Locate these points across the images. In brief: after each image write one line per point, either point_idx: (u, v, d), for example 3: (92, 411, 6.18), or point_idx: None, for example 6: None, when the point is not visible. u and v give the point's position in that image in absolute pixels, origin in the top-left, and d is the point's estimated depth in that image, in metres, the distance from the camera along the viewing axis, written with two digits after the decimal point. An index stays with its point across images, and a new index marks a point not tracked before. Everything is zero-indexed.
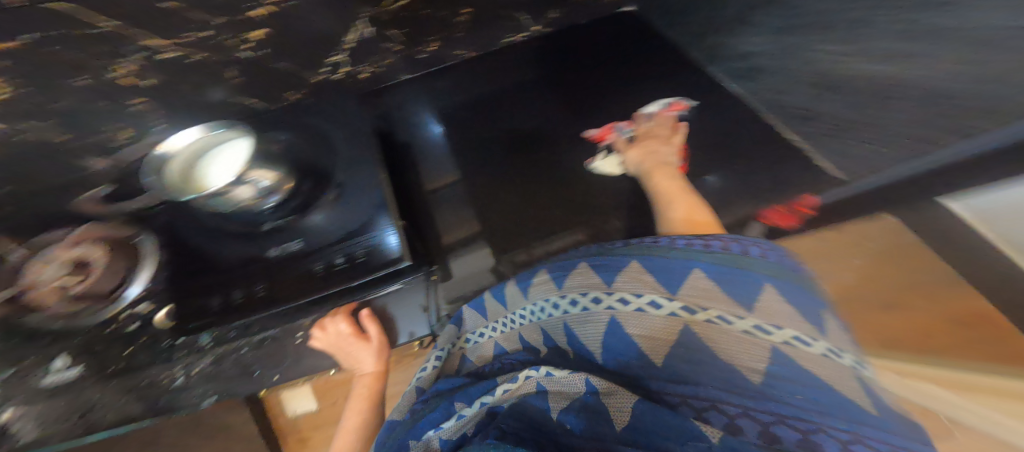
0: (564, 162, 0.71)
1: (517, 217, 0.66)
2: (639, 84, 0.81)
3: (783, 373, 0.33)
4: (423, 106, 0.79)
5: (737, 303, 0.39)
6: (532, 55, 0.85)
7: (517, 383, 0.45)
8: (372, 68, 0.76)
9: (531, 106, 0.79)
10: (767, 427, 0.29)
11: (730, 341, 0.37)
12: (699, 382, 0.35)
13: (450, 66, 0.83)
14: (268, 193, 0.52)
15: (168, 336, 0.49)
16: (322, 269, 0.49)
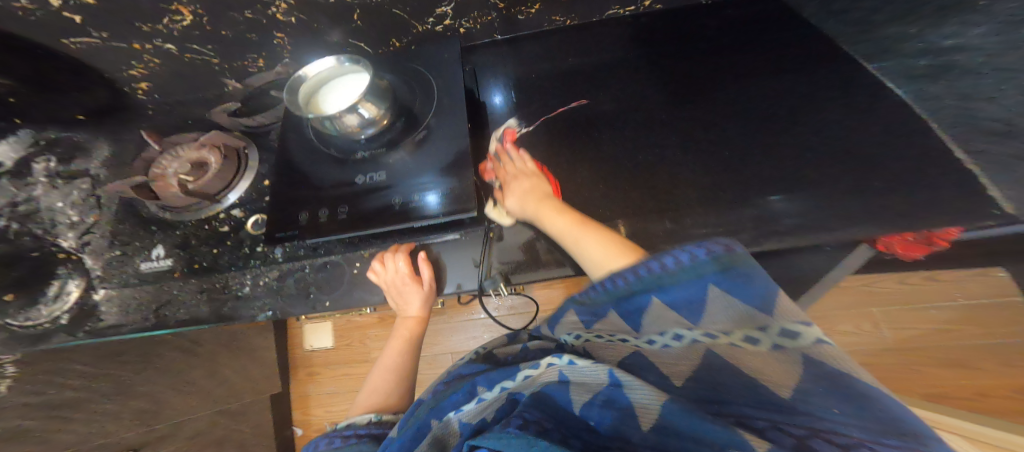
0: (646, 142, 0.60)
1: (586, 191, 0.58)
2: (775, 74, 0.61)
3: (818, 388, 0.28)
4: (507, 72, 0.72)
5: (756, 316, 0.33)
6: (640, 29, 0.71)
7: (539, 371, 0.42)
8: (471, 24, 0.69)
9: (626, 82, 0.67)
10: (802, 438, 0.25)
11: (754, 360, 0.32)
12: (724, 399, 0.31)
13: (547, 33, 0.74)
14: (368, 125, 0.54)
15: (250, 243, 0.62)
16: (400, 203, 0.51)
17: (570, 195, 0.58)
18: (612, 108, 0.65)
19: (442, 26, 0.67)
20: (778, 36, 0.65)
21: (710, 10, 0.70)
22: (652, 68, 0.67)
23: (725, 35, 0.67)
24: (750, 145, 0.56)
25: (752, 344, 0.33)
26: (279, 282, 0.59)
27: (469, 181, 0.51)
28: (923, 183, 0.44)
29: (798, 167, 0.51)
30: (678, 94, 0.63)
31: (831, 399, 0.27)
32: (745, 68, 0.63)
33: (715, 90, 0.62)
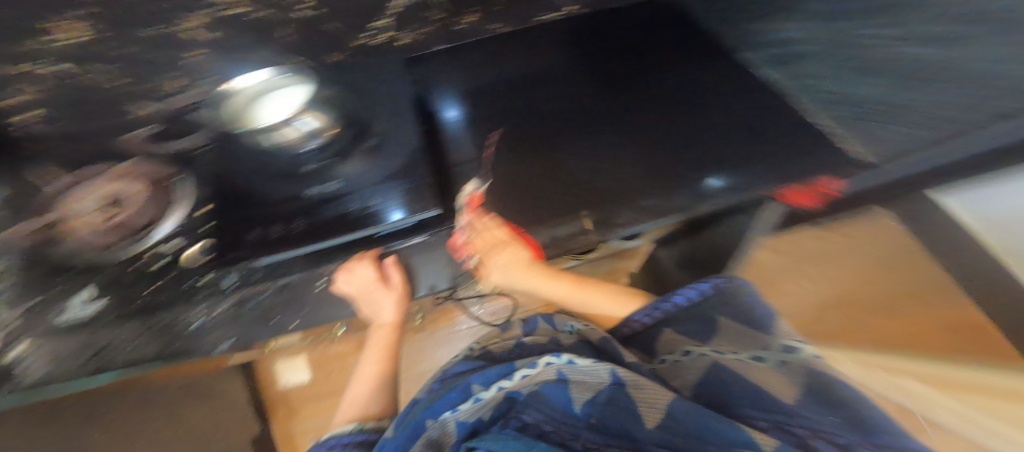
0: (587, 138, 0.65)
1: (537, 191, 0.61)
2: (677, 71, 0.71)
3: (810, 398, 0.42)
4: (450, 81, 0.71)
5: (758, 338, 0.50)
6: (566, 33, 0.75)
7: (534, 371, 0.51)
8: (415, 35, 0.70)
9: (558, 85, 0.71)
10: (802, 438, 0.38)
11: (762, 372, 0.46)
12: (735, 402, 0.44)
13: (485, 41, 0.75)
14: (312, 135, 0.57)
15: (190, 276, 0.51)
16: (357, 209, 0.53)
17: (525, 192, 0.61)
18: (554, 108, 0.68)
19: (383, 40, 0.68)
20: (670, 38, 0.75)
21: (621, 17, 0.77)
22: (583, 71, 0.71)
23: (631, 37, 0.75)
24: (681, 133, 0.63)
25: (758, 361, 0.48)
26: (234, 310, 0.52)
27: (426, 184, 0.55)
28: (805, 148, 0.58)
29: (713, 148, 0.60)
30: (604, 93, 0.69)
31: (823, 414, 0.40)
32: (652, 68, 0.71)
33: (634, 87, 0.69)
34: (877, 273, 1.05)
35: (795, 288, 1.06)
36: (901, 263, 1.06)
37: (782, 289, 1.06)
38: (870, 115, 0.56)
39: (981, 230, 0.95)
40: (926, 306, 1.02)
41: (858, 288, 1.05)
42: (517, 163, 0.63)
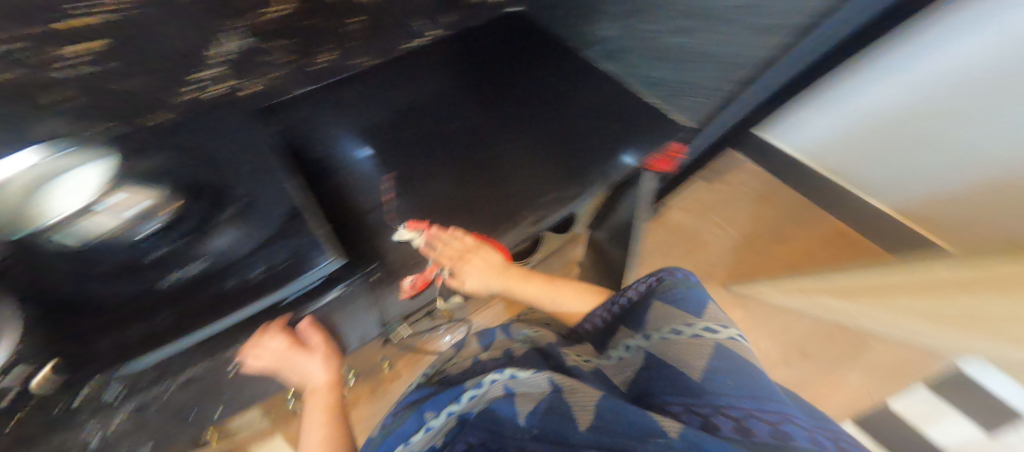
0: (514, 157, 0.55)
1: (485, 222, 0.50)
2: (570, 67, 0.64)
3: (721, 367, 0.39)
4: (321, 125, 0.55)
5: (682, 315, 0.47)
6: (436, 54, 0.63)
7: (482, 389, 0.43)
8: (258, 83, 0.51)
9: (455, 111, 0.59)
10: (707, 419, 0.35)
11: (682, 348, 0.43)
12: (659, 392, 0.41)
13: (352, 78, 0.60)
14: (148, 218, 0.34)
15: (57, 404, 0.29)
16: (287, 262, 0.38)
17: (452, 226, 0.49)
18: (457, 128, 0.57)
19: (211, 90, 0.46)
20: (546, 37, 0.67)
21: (484, 28, 0.67)
22: (465, 90, 0.61)
23: (507, 44, 0.66)
24: (591, 125, 0.58)
25: (678, 335, 0.45)
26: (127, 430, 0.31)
27: (327, 232, 0.41)
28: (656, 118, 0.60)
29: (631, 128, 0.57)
30: (507, 109, 0.59)
31: (732, 387, 0.37)
32: (538, 68, 0.64)
33: (533, 93, 0.61)
34: (761, 206, 1.20)
35: (706, 242, 1.12)
36: (768, 195, 1.22)
37: (696, 245, 1.12)
38: (686, 89, 0.58)
39: (806, 159, 1.16)
40: (799, 226, 1.17)
41: (752, 226, 1.16)
42: (447, 205, 0.51)
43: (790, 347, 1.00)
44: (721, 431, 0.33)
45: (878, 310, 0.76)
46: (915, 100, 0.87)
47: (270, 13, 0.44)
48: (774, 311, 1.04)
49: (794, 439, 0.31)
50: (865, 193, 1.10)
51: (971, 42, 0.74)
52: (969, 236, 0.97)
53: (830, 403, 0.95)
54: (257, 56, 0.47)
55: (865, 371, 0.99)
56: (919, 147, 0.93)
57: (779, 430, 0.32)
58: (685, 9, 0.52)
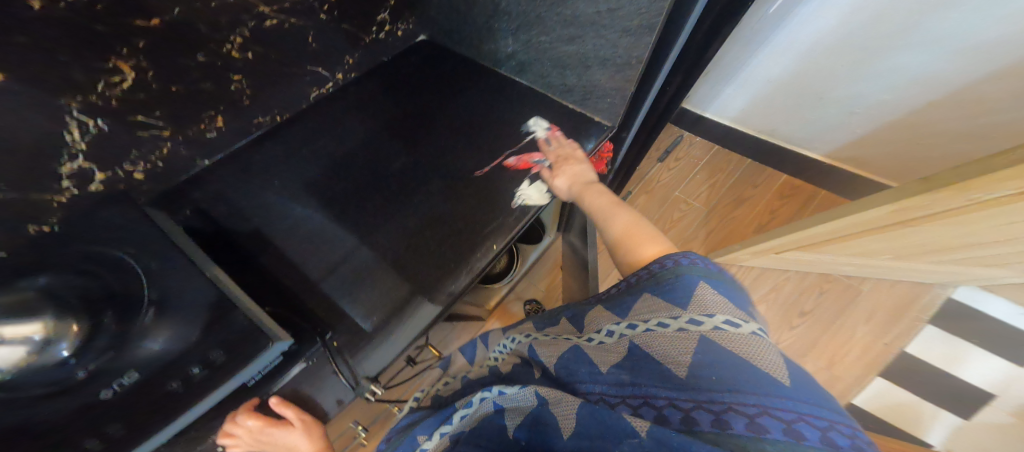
0: (450, 188, 0.54)
1: (432, 262, 0.49)
2: (490, 84, 0.62)
3: (709, 361, 0.28)
4: (256, 193, 0.52)
5: (668, 305, 0.33)
6: (356, 98, 0.61)
7: (472, 408, 0.36)
8: (147, 163, 0.47)
9: (380, 154, 0.57)
10: (688, 413, 0.27)
11: (668, 344, 0.31)
12: (640, 380, 0.31)
13: (264, 140, 0.56)
14: (53, 344, 0.30)
15: None
16: (222, 358, 0.34)
17: (423, 265, 0.49)
18: (403, 165, 0.56)
19: (96, 177, 0.43)
20: (460, 57, 0.65)
21: (399, 61, 0.65)
22: (396, 127, 0.59)
23: (421, 73, 0.64)
24: (531, 139, 0.57)
25: (662, 328, 0.32)
26: None
27: (256, 313, 0.38)
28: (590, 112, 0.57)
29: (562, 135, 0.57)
30: (431, 143, 0.58)
31: (723, 385, 0.27)
32: (458, 92, 0.62)
33: (458, 119, 0.59)
34: (715, 179, 1.08)
35: (679, 219, 1.05)
36: (724, 165, 1.10)
37: (668, 225, 1.04)
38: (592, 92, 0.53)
39: (734, 126, 1.05)
40: (764, 186, 1.07)
41: (726, 187, 1.07)
42: (389, 252, 0.49)
43: (790, 309, 0.96)
44: (701, 427, 0.25)
45: (842, 252, 0.70)
46: (809, 58, 0.77)
47: (118, 83, 0.39)
48: (764, 271, 0.99)
49: (775, 435, 0.23)
50: (796, 145, 1.00)
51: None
52: (906, 171, 0.87)
53: (848, 361, 0.93)
54: (130, 131, 0.44)
55: (870, 318, 0.94)
56: (828, 101, 0.84)
57: (755, 425, 0.24)
58: (564, 17, 0.45)
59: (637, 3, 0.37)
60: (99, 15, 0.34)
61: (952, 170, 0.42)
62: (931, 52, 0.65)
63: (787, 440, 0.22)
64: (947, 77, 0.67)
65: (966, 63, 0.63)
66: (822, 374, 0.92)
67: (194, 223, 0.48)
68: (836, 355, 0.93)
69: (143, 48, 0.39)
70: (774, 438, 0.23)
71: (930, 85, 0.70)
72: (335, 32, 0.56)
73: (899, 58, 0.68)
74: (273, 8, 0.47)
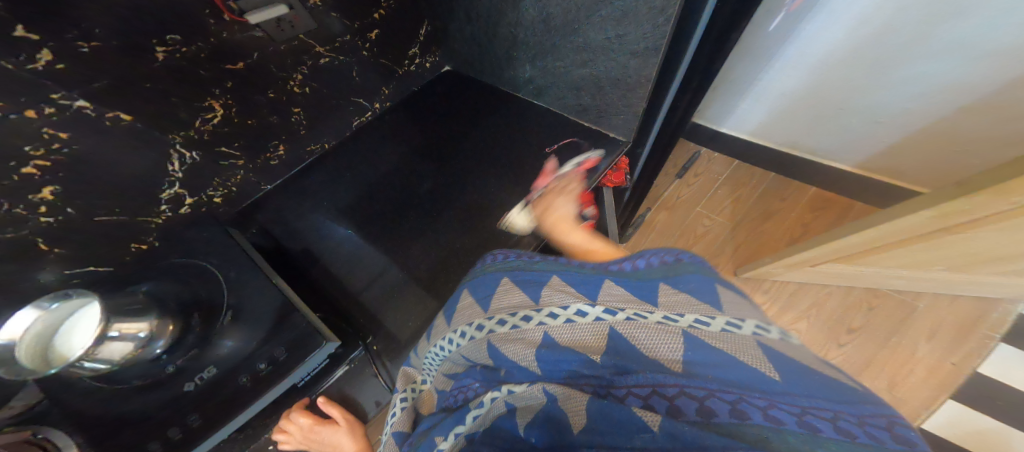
0: (473, 206, 0.58)
1: (459, 272, 0.52)
2: (509, 110, 0.67)
3: (700, 358, 0.28)
4: (306, 213, 0.58)
5: (639, 300, 0.35)
6: (390, 126, 0.67)
7: (483, 409, 0.34)
8: (225, 187, 0.54)
9: (410, 176, 0.62)
10: (702, 402, 0.25)
11: (652, 339, 0.31)
12: (642, 368, 0.30)
13: (313, 167, 0.63)
14: (152, 340, 0.39)
15: None
16: (285, 355, 0.40)
17: (454, 276, 0.52)
18: (431, 185, 0.60)
19: (187, 202, 0.51)
20: (480, 87, 0.70)
21: (427, 92, 0.71)
22: (423, 152, 0.64)
23: (445, 102, 0.69)
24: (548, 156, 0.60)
25: (642, 319, 0.33)
26: None
27: (312, 316, 0.43)
28: (605, 133, 0.60)
29: (579, 153, 0.59)
30: (453, 163, 0.62)
31: (726, 378, 0.26)
32: (478, 117, 0.67)
33: (478, 142, 0.64)
34: (738, 193, 1.05)
35: (704, 233, 1.01)
36: (747, 179, 1.07)
37: (692, 240, 0.99)
38: (609, 110, 0.56)
39: (753, 140, 1.04)
40: (792, 200, 1.03)
41: (752, 200, 1.04)
42: (419, 266, 0.53)
43: (835, 324, 0.88)
44: (717, 419, 0.24)
45: (890, 264, 0.66)
46: (822, 70, 0.77)
47: (211, 118, 0.46)
48: (801, 286, 0.92)
49: (793, 427, 0.22)
50: (823, 158, 0.97)
51: (845, 9, 0.65)
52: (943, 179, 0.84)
53: (914, 382, 0.82)
54: (215, 162, 0.50)
55: (932, 336, 0.85)
56: (850, 111, 0.82)
57: (771, 417, 0.23)
58: (578, 45, 0.48)
59: (642, 29, 0.40)
60: (202, 61, 0.41)
61: (984, 175, 0.41)
62: (951, 61, 0.64)
63: (805, 432, 0.22)
64: (972, 82, 0.65)
65: (989, 68, 0.62)
66: (884, 397, 0.80)
67: (259, 243, 0.54)
68: (897, 375, 0.82)
69: (231, 87, 0.45)
70: (791, 430, 0.22)
71: (957, 92, 0.68)
72: (375, 68, 0.62)
73: (925, 65, 0.67)
74: (327, 47, 0.52)
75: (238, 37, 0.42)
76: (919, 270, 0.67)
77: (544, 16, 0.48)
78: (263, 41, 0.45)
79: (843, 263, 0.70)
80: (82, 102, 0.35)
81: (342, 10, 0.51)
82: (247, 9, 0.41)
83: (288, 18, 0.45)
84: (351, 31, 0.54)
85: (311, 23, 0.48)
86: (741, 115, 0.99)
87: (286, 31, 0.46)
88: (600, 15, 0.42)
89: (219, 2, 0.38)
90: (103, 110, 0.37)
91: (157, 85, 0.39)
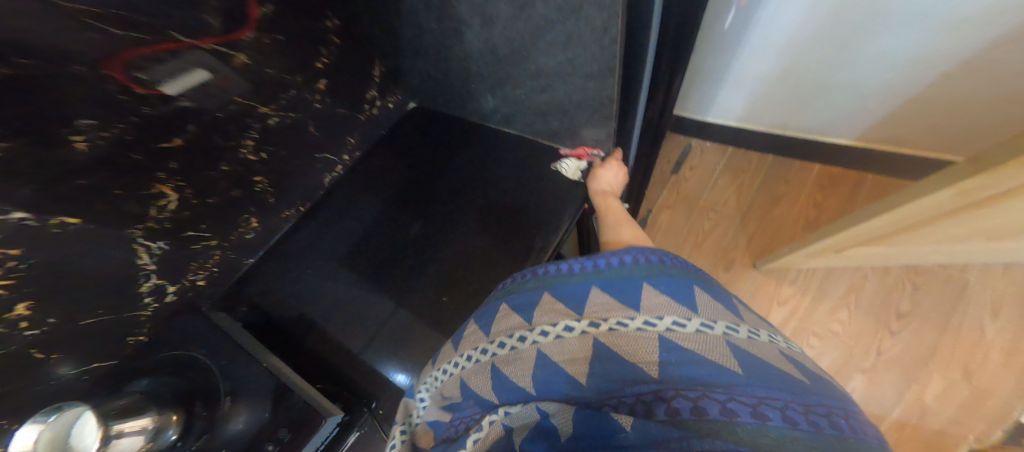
0: (450, 251, 0.54)
1: (448, 319, 0.49)
2: (477, 139, 0.64)
3: (675, 359, 0.26)
4: (294, 280, 0.55)
5: (622, 306, 0.31)
6: (362, 175, 0.64)
7: (483, 432, 0.29)
8: (206, 269, 0.52)
9: (390, 223, 0.58)
10: (669, 402, 0.23)
11: (630, 344, 0.28)
12: (619, 381, 0.26)
13: (293, 231, 0.60)
14: (157, 433, 0.36)
15: None
16: (289, 436, 0.38)
17: (448, 327, 0.49)
18: (414, 232, 0.57)
19: (170, 290, 0.49)
20: (445, 121, 0.68)
21: (396, 131, 0.68)
22: (399, 197, 0.61)
23: (416, 138, 0.67)
24: (529, 185, 0.57)
25: (622, 328, 0.29)
26: None
27: (307, 386, 0.41)
28: (583, 148, 0.56)
29: (561, 175, 0.57)
30: (424, 203, 0.59)
31: (696, 376, 0.24)
32: (451, 152, 0.64)
33: (450, 177, 0.61)
34: (740, 180, 0.99)
35: (712, 228, 0.95)
36: (746, 164, 1.01)
37: (702, 237, 0.94)
38: (577, 130, 0.53)
39: (741, 125, 0.98)
40: (798, 180, 0.97)
41: (756, 185, 0.98)
42: (405, 321, 0.50)
43: (881, 311, 0.80)
44: (680, 417, 0.22)
45: (926, 241, 0.59)
46: (793, 53, 0.74)
47: (166, 205, 0.43)
48: (830, 272, 0.85)
49: (746, 419, 0.21)
50: (814, 134, 0.92)
51: None
52: (961, 139, 0.79)
53: (991, 368, 0.73)
54: (187, 247, 0.48)
55: (996, 312, 0.77)
56: (831, 89, 0.79)
57: (726, 410, 0.21)
58: (531, 72, 0.45)
59: (590, 51, 0.37)
60: (133, 144, 0.37)
61: (999, 148, 0.37)
62: (913, 29, 0.62)
63: (755, 424, 0.20)
64: (948, 49, 0.63)
65: (963, 35, 0.60)
66: (963, 388, 0.72)
67: (248, 322, 0.52)
68: (970, 360, 0.74)
69: (177, 169, 0.43)
70: (743, 423, 0.21)
71: (935, 62, 0.66)
72: (332, 117, 0.60)
73: (890, 39, 0.65)
74: (272, 107, 0.50)
75: (161, 110, 0.38)
76: (953, 243, 0.61)
77: (490, 47, 0.45)
78: (194, 111, 0.42)
79: (870, 246, 0.63)
80: (19, 214, 0.31)
81: (276, 66, 0.48)
82: (159, 79, 0.37)
83: (213, 82, 0.42)
84: (295, 85, 0.52)
85: (242, 84, 0.45)
86: (723, 103, 0.94)
87: (216, 96, 0.43)
88: (546, 40, 0.39)
89: (120, 75, 0.34)
90: (47, 218, 0.33)
91: (104, 182, 0.37)
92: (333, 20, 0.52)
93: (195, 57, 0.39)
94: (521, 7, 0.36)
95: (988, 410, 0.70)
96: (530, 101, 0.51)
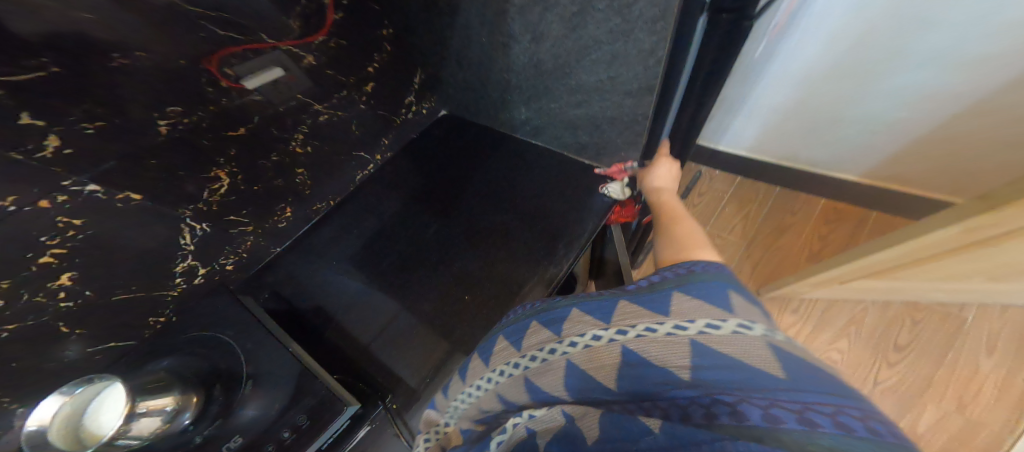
0: (474, 253, 0.56)
1: (470, 318, 0.50)
2: (503, 149, 0.67)
3: (709, 363, 0.25)
4: (319, 273, 0.56)
5: (652, 313, 0.31)
6: (391, 176, 0.66)
7: (506, 434, 0.30)
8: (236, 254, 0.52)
9: (416, 223, 0.60)
10: (707, 406, 0.23)
11: (661, 350, 0.28)
12: (654, 385, 0.26)
13: (320, 224, 0.61)
14: (176, 415, 0.36)
15: None
16: (308, 422, 0.38)
17: (469, 327, 0.50)
18: (441, 233, 0.58)
19: (201, 272, 0.49)
20: (475, 130, 0.71)
21: (426, 136, 0.72)
22: (426, 199, 0.63)
23: (445, 145, 0.70)
24: (554, 195, 0.60)
25: (652, 333, 0.29)
26: None
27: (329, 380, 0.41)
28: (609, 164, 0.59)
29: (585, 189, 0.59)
30: (450, 207, 0.61)
31: (734, 382, 0.23)
32: (478, 160, 0.66)
33: (476, 183, 0.63)
34: (745, 209, 1.03)
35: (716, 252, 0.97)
36: (752, 194, 1.05)
37: None
38: (608, 147, 0.56)
39: (750, 156, 1.03)
40: (801, 212, 1.00)
41: (761, 214, 1.01)
42: (427, 317, 0.51)
43: (880, 341, 0.81)
44: (718, 421, 0.21)
45: (929, 276, 0.61)
46: (809, 85, 0.79)
47: (217, 188, 0.45)
48: (831, 302, 0.87)
49: (791, 426, 0.19)
50: (820, 168, 0.97)
51: (816, 26, 0.68)
52: (963, 180, 0.83)
53: (985, 402, 0.74)
54: (226, 230, 0.49)
55: (989, 350, 0.79)
56: (843, 122, 0.83)
57: (769, 416, 0.20)
58: (572, 87, 0.48)
59: (634, 70, 0.40)
60: (197, 130, 0.39)
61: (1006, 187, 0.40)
62: (924, 63, 0.66)
63: (803, 430, 0.19)
64: (953, 88, 0.68)
65: (970, 73, 0.65)
66: (956, 420, 0.73)
67: (271, 308, 0.52)
68: (964, 394, 0.75)
69: (234, 155, 0.44)
70: (789, 428, 0.19)
71: (940, 101, 0.71)
72: (372, 119, 0.62)
73: (902, 76, 0.70)
74: (326, 105, 0.53)
75: (234, 101, 0.41)
76: (955, 280, 0.63)
77: (535, 61, 0.48)
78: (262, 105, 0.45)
79: (874, 278, 0.65)
80: (91, 188, 0.34)
81: (336, 67, 0.51)
82: (243, 74, 0.41)
83: (283, 79, 0.46)
84: (347, 86, 0.55)
85: (307, 83, 0.49)
86: (735, 133, 0.99)
87: (283, 92, 0.46)
88: (591, 58, 0.42)
89: (215, 69, 0.38)
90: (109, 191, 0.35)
91: (167, 160, 0.38)
92: (388, 27, 0.55)
93: (274, 57, 0.43)
94: (574, 26, 0.40)
95: (980, 443, 0.71)
96: (565, 115, 0.54)
